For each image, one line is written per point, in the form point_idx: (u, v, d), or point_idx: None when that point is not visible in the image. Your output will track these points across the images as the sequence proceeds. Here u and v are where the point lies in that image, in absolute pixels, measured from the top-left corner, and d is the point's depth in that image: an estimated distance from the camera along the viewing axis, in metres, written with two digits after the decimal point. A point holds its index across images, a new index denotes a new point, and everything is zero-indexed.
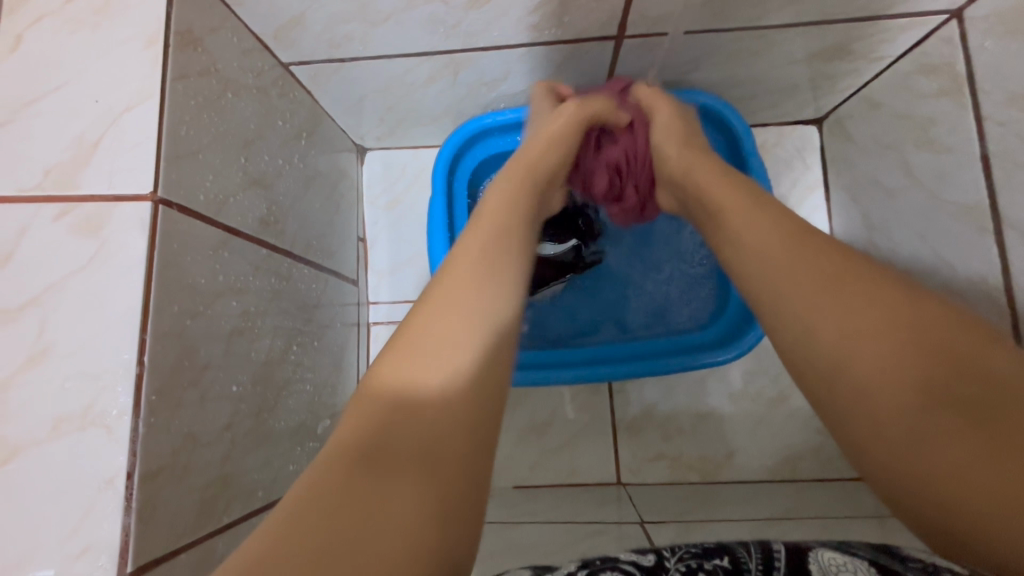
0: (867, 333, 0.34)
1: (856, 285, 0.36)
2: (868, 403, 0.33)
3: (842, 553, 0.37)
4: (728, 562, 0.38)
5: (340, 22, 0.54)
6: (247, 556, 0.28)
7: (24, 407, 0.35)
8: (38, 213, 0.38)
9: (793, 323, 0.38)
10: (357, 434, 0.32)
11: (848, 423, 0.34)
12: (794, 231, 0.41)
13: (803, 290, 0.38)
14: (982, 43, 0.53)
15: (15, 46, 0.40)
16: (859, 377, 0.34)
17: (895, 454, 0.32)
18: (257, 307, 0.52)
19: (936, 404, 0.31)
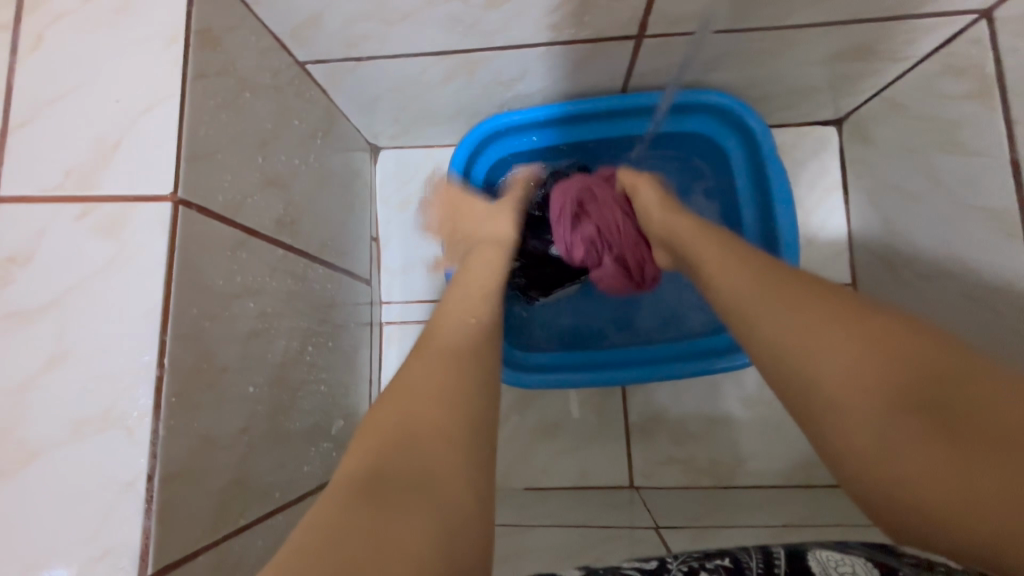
0: (832, 346, 0.35)
1: (821, 304, 0.38)
2: (837, 412, 0.34)
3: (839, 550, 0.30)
4: (725, 561, 0.31)
5: (357, 21, 0.54)
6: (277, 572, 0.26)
7: (45, 408, 0.35)
8: (59, 214, 0.38)
9: (765, 346, 0.39)
10: (371, 458, 0.32)
11: (824, 435, 0.34)
12: (764, 264, 0.44)
13: (772, 312, 0.39)
14: (1012, 45, 0.51)
15: (36, 46, 0.40)
16: (828, 388, 0.34)
17: (869, 464, 0.32)
18: (274, 307, 0.52)
19: (903, 410, 0.31)
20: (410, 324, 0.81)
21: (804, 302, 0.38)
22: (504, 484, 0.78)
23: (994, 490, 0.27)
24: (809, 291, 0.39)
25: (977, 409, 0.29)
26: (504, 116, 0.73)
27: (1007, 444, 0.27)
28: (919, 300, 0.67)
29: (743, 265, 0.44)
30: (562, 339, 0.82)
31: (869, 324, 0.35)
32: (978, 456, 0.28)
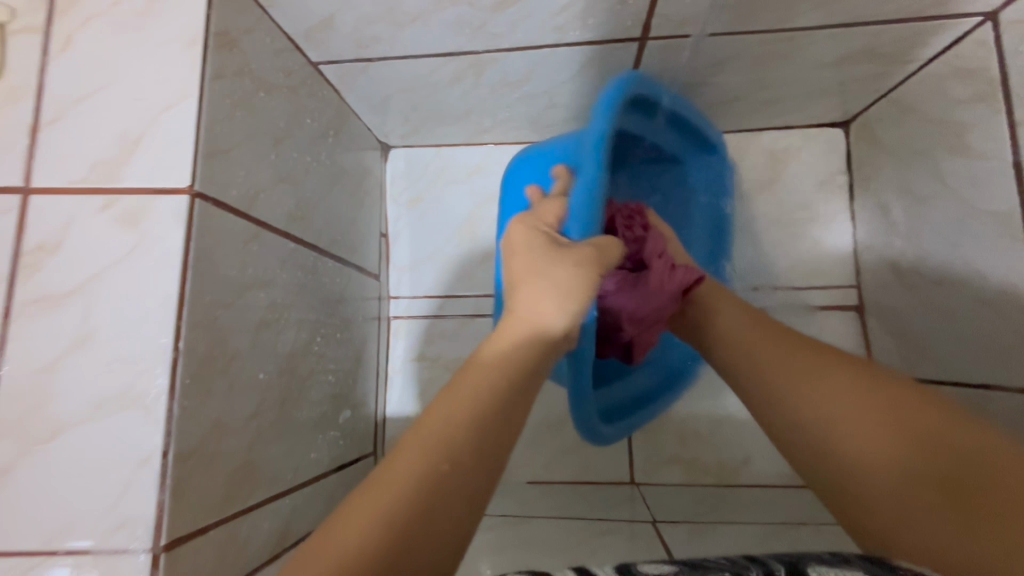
0: (841, 410, 0.40)
1: (834, 373, 0.43)
2: (858, 478, 0.37)
3: (834, 567, 0.28)
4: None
5: (369, 22, 0.55)
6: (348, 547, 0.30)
7: (69, 388, 0.38)
8: (84, 205, 0.40)
9: (784, 408, 0.44)
10: (429, 449, 0.34)
11: (848, 500, 0.38)
12: (780, 336, 0.49)
13: (791, 378, 0.45)
14: (1018, 48, 0.52)
15: (66, 47, 0.42)
16: (846, 455, 0.39)
17: (884, 518, 0.35)
18: (284, 299, 0.54)
19: (902, 466, 0.36)
20: (417, 319, 0.83)
21: (817, 371, 0.44)
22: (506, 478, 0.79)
23: (987, 542, 0.29)
24: (824, 361, 0.45)
25: (972, 459, 0.33)
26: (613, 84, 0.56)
27: (992, 489, 0.31)
28: (926, 303, 0.67)
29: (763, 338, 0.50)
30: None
31: (875, 389, 0.40)
32: (965, 500, 0.32)
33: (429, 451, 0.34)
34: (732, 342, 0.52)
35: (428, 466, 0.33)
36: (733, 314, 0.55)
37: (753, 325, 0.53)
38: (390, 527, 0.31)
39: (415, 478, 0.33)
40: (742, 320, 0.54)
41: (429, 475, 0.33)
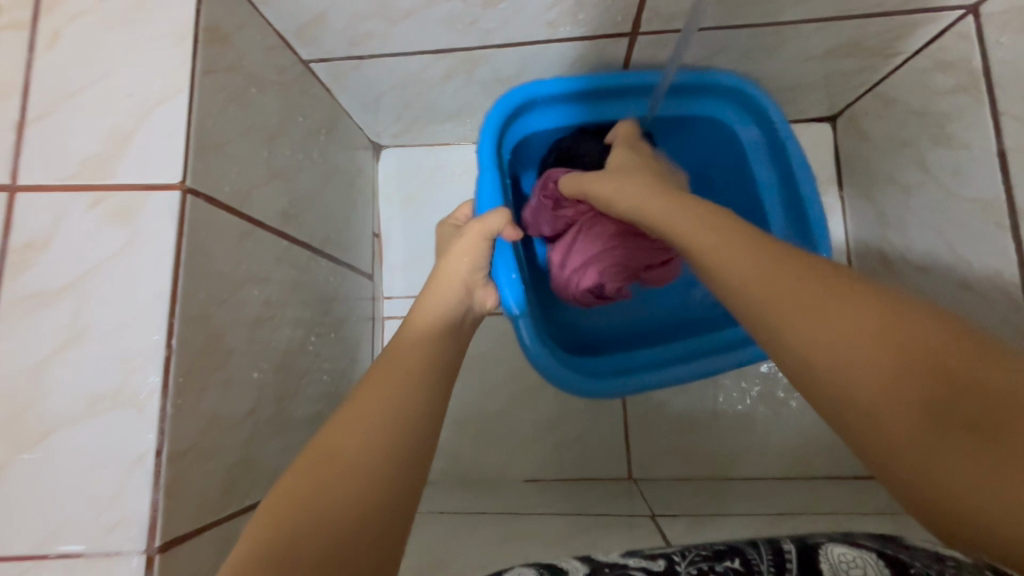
0: (840, 348, 0.30)
1: (836, 301, 0.32)
2: (875, 428, 0.28)
3: (852, 548, 0.34)
4: (740, 565, 0.34)
5: (361, 18, 0.55)
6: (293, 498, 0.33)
7: (60, 387, 0.37)
8: (73, 202, 0.39)
9: (777, 346, 0.34)
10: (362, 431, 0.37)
11: (863, 449, 0.29)
12: (765, 249, 0.38)
13: (780, 301, 0.34)
14: (999, 39, 0.53)
15: (53, 42, 0.42)
16: (854, 400, 0.29)
17: (914, 476, 0.27)
18: (279, 296, 0.53)
19: (897, 418, 0.28)
20: None
21: (818, 297, 0.33)
22: (505, 475, 0.79)
23: None
24: (826, 283, 0.33)
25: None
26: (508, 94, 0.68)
27: None
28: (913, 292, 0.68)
29: (749, 251, 0.38)
30: (561, 321, 0.81)
31: (886, 324, 0.30)
32: (954, 460, 0.26)
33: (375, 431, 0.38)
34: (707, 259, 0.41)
35: (353, 458, 0.35)
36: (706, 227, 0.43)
37: (733, 237, 0.40)
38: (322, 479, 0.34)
39: (336, 461, 0.35)
40: (725, 230, 0.41)
41: (358, 463, 0.35)
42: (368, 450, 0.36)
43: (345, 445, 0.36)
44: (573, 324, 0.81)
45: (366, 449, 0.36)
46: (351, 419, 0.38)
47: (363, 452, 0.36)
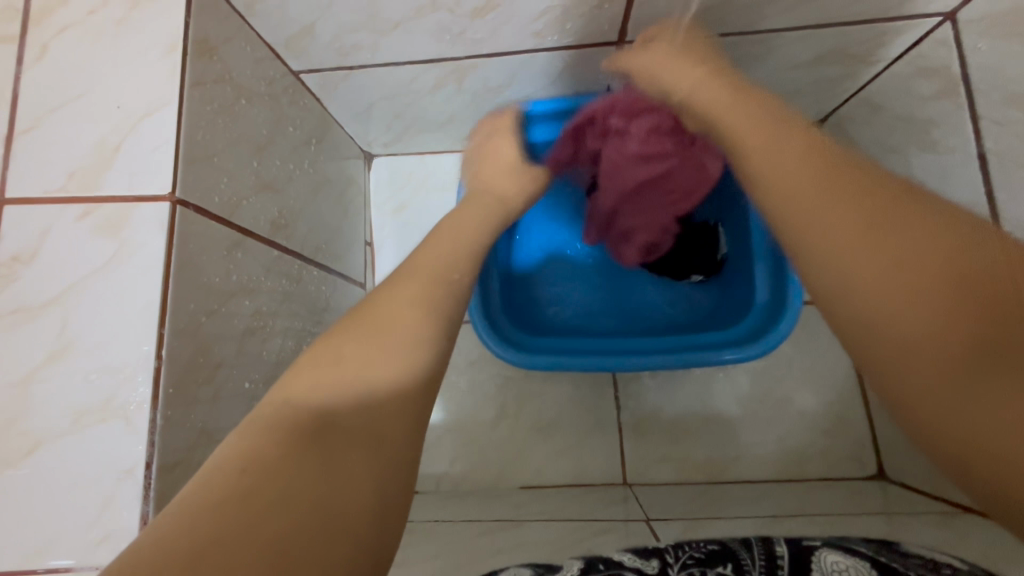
0: (891, 289, 0.29)
1: (898, 242, 0.30)
2: (906, 360, 0.28)
3: (844, 554, 0.39)
4: (731, 569, 0.40)
5: (350, 30, 0.56)
6: (246, 447, 0.29)
7: (46, 400, 0.37)
8: (61, 214, 0.39)
9: (823, 271, 0.33)
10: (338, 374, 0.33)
11: (888, 379, 0.29)
12: (828, 168, 0.35)
13: (832, 237, 0.32)
14: (977, 45, 0.54)
15: (40, 56, 0.42)
16: (894, 331, 0.29)
17: (936, 412, 0.27)
18: (269, 307, 0.53)
19: (933, 362, 0.27)
20: None
21: (883, 227, 0.31)
22: (500, 483, 0.79)
23: None
24: (892, 212, 0.31)
25: None
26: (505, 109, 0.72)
27: None
28: None
29: (810, 179, 0.35)
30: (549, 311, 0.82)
31: (950, 266, 0.28)
32: (979, 398, 0.25)
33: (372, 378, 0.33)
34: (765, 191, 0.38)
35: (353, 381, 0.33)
36: (769, 146, 0.39)
37: (793, 160, 0.37)
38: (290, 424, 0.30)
39: (332, 379, 0.33)
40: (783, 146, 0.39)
41: (358, 387, 0.33)
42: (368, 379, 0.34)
43: (354, 355, 0.34)
44: (567, 317, 0.82)
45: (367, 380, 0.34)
46: (369, 330, 0.36)
47: (375, 376, 0.33)
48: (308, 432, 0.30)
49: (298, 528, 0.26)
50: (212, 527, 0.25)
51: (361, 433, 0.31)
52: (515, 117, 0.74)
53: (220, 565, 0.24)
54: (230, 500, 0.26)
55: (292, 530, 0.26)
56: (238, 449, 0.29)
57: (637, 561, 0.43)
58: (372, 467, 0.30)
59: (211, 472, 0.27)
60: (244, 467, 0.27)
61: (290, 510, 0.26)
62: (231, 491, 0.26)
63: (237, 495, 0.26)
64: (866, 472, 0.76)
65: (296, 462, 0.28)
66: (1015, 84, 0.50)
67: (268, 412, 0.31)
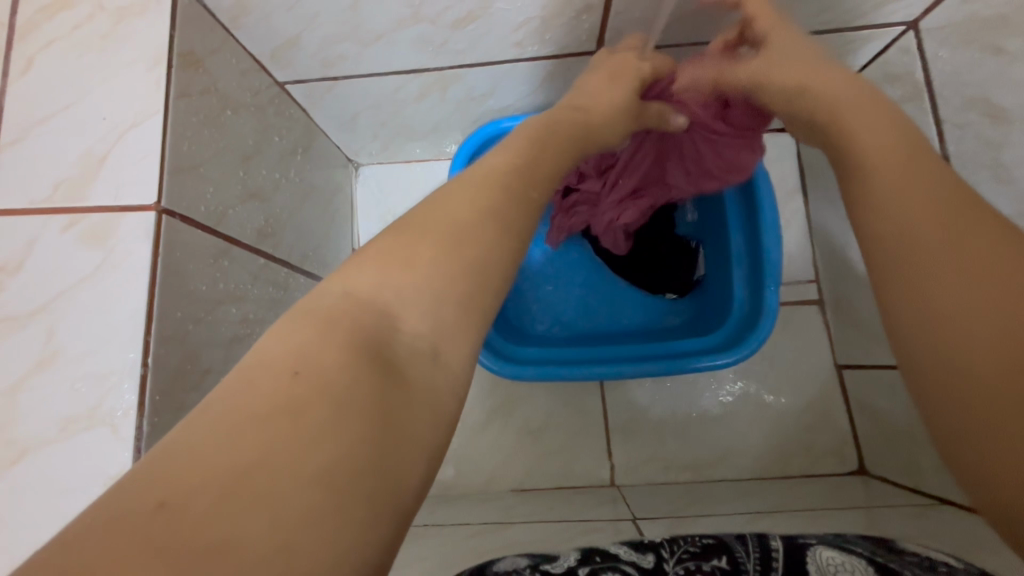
0: (957, 295, 0.30)
1: (1002, 250, 0.30)
2: (948, 367, 0.29)
3: (840, 552, 0.40)
4: (726, 563, 0.41)
5: (333, 41, 0.57)
6: (289, 349, 0.27)
7: (33, 409, 0.37)
8: (48, 224, 0.40)
9: (899, 272, 0.33)
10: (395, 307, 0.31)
11: (926, 383, 0.30)
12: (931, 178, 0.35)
13: (920, 242, 0.33)
14: (938, 52, 0.57)
15: (26, 69, 0.42)
16: (948, 336, 0.29)
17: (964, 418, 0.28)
18: (256, 314, 0.54)
19: (981, 364, 0.27)
20: None
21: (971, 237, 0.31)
22: (490, 487, 0.79)
23: None
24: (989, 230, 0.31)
25: None
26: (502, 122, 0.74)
27: None
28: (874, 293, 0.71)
29: (927, 181, 0.35)
30: (540, 315, 0.84)
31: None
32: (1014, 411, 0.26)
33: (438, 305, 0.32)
34: (878, 179, 0.37)
35: (385, 314, 0.31)
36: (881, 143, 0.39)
37: (920, 161, 0.37)
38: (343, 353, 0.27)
39: (369, 303, 0.31)
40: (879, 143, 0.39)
41: (394, 319, 0.31)
42: (409, 308, 0.31)
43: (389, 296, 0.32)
44: (561, 324, 0.84)
45: (404, 310, 0.31)
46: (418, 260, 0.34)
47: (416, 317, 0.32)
48: (353, 353, 0.27)
49: (351, 460, 0.23)
50: (257, 448, 0.23)
51: (405, 368, 0.29)
52: (496, 133, 0.75)
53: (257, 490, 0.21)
54: (276, 419, 0.23)
55: (344, 460, 0.23)
56: (278, 353, 0.26)
57: (624, 558, 0.44)
58: (418, 405, 0.28)
59: (244, 388, 0.25)
60: (294, 378, 0.25)
61: (341, 437, 0.24)
62: (276, 410, 0.24)
63: (279, 408, 0.24)
64: (849, 467, 0.78)
65: (345, 386, 0.26)
66: (975, 88, 0.53)
67: (306, 324, 0.28)
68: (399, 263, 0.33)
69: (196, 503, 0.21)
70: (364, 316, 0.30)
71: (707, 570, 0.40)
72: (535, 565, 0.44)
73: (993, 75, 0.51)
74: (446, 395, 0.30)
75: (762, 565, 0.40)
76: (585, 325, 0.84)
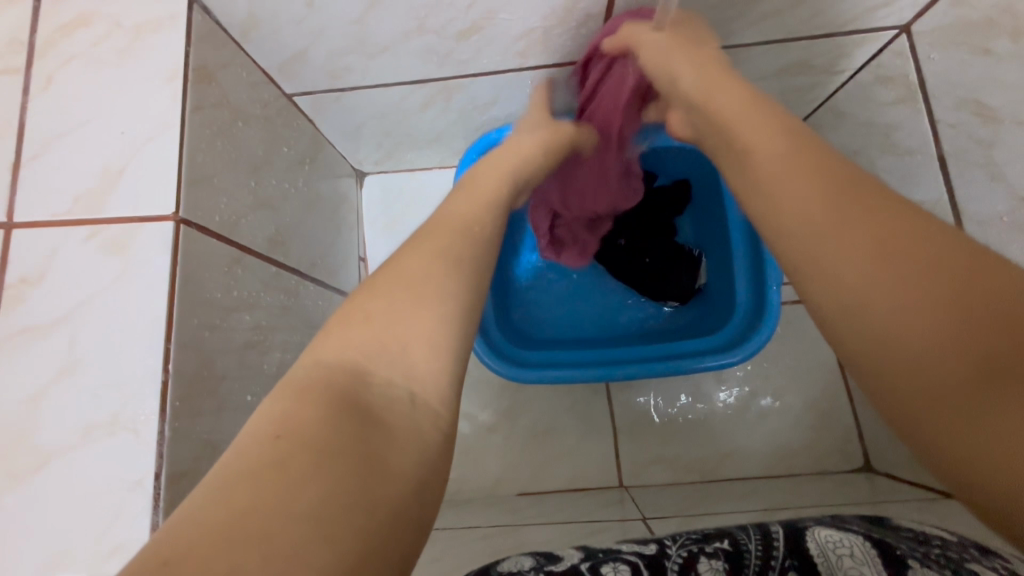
0: (892, 303, 0.32)
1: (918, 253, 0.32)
2: (916, 379, 0.30)
3: (838, 530, 0.41)
4: (728, 545, 0.42)
5: (340, 54, 0.58)
6: (274, 414, 0.29)
7: (57, 415, 0.38)
8: (70, 236, 0.41)
9: (826, 293, 0.35)
10: (372, 356, 0.34)
11: (893, 398, 0.31)
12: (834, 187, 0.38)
13: (841, 260, 0.35)
14: (930, 54, 0.59)
15: (47, 87, 0.44)
16: (902, 349, 0.31)
17: (940, 429, 0.29)
18: (267, 321, 0.54)
19: (939, 371, 0.29)
20: None
21: (890, 244, 0.33)
22: (499, 490, 0.80)
23: None
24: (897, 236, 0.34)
25: None
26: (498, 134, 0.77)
27: None
28: None
29: (827, 209, 0.37)
30: (538, 320, 0.85)
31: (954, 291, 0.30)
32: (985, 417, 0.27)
33: (434, 344, 0.36)
34: (780, 197, 0.40)
35: (359, 366, 0.33)
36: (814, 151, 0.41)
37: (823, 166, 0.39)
38: (326, 410, 0.29)
39: (349, 365, 0.33)
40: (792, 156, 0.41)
41: (374, 375, 0.33)
42: (387, 363, 0.34)
43: (376, 343, 0.35)
44: (559, 327, 0.85)
45: (396, 359, 0.34)
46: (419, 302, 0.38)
47: (409, 348, 0.35)
48: (333, 406, 0.29)
49: (340, 492, 0.25)
50: (250, 501, 0.24)
51: (388, 415, 0.31)
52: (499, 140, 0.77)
53: (256, 542, 0.23)
54: (262, 473, 0.25)
55: (332, 498, 0.25)
56: (265, 419, 0.29)
57: (633, 548, 0.44)
58: (401, 443, 0.30)
59: (237, 458, 0.27)
60: (281, 437, 0.27)
61: (335, 477, 0.26)
62: (259, 468, 0.26)
63: (266, 465, 0.26)
64: (854, 464, 0.78)
65: (331, 435, 0.28)
66: (966, 89, 0.55)
67: (286, 396, 0.30)
68: (398, 310, 0.37)
69: (192, 562, 0.22)
70: (343, 378, 0.32)
71: (709, 551, 0.42)
72: (539, 566, 0.44)
73: (984, 76, 0.52)
74: (427, 434, 0.32)
75: (763, 544, 0.41)
76: (583, 329, 0.85)
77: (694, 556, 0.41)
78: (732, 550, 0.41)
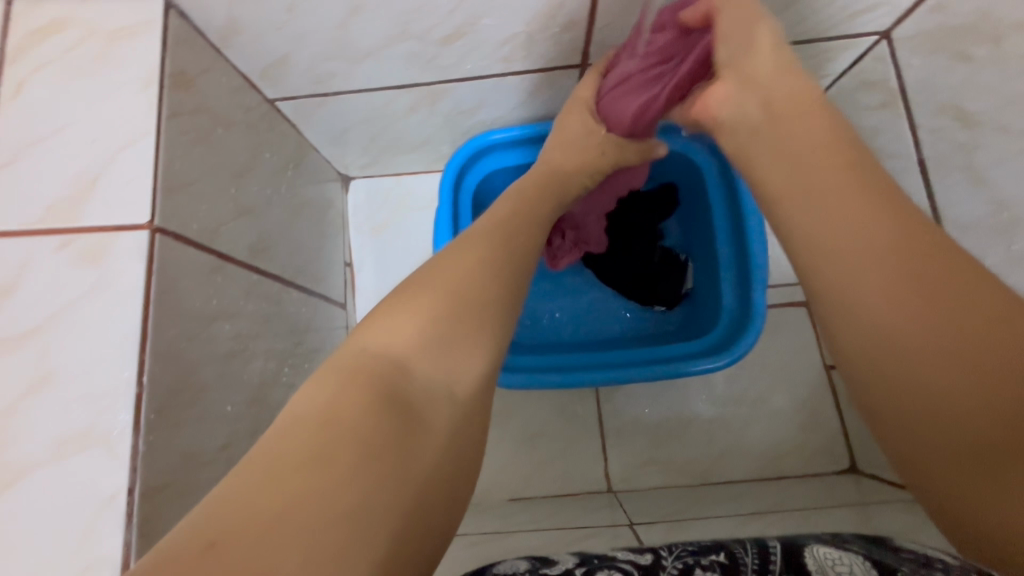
0: (912, 340, 0.32)
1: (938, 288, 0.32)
2: (931, 419, 0.30)
3: (836, 548, 0.41)
4: (724, 557, 0.42)
5: (323, 59, 0.58)
6: (321, 404, 0.30)
7: (28, 430, 0.37)
8: (41, 245, 0.40)
9: (848, 323, 0.35)
10: (395, 350, 0.34)
11: (905, 435, 0.32)
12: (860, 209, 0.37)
13: (860, 290, 0.35)
14: (910, 60, 0.59)
15: (17, 92, 0.43)
16: (917, 388, 0.31)
17: (950, 470, 0.29)
18: (249, 329, 0.54)
19: (951, 414, 0.29)
20: None
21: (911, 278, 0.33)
22: (488, 496, 0.79)
23: None
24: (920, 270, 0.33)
25: None
26: (484, 137, 0.76)
27: None
28: None
29: (852, 227, 0.36)
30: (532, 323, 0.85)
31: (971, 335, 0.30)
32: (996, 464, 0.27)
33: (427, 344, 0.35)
34: (803, 216, 0.40)
35: (401, 359, 0.34)
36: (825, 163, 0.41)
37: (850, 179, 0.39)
38: (372, 404, 0.30)
39: (353, 365, 0.32)
40: (807, 168, 0.41)
41: (400, 374, 0.33)
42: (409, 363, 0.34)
43: (384, 341, 0.34)
44: (552, 330, 0.85)
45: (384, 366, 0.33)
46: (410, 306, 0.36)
47: (399, 352, 0.34)
48: (374, 401, 0.31)
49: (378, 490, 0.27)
50: (286, 496, 0.25)
51: (417, 413, 0.32)
52: (487, 144, 0.77)
53: (299, 534, 0.24)
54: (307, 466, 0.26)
55: (361, 502, 0.26)
56: (311, 406, 0.30)
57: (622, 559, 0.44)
58: (434, 442, 0.31)
59: (283, 439, 0.28)
60: (327, 424, 0.29)
61: (372, 476, 0.27)
62: (307, 459, 0.27)
63: (314, 455, 0.27)
64: (841, 466, 0.79)
65: (372, 433, 0.29)
66: (946, 95, 0.55)
67: (329, 383, 0.31)
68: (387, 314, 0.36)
69: (236, 548, 0.23)
70: (383, 367, 0.33)
71: (705, 563, 0.41)
72: (534, 568, 0.43)
73: (963, 81, 0.53)
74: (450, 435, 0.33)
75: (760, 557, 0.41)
76: (575, 331, 0.85)
77: (690, 568, 0.41)
78: (728, 562, 0.41)
